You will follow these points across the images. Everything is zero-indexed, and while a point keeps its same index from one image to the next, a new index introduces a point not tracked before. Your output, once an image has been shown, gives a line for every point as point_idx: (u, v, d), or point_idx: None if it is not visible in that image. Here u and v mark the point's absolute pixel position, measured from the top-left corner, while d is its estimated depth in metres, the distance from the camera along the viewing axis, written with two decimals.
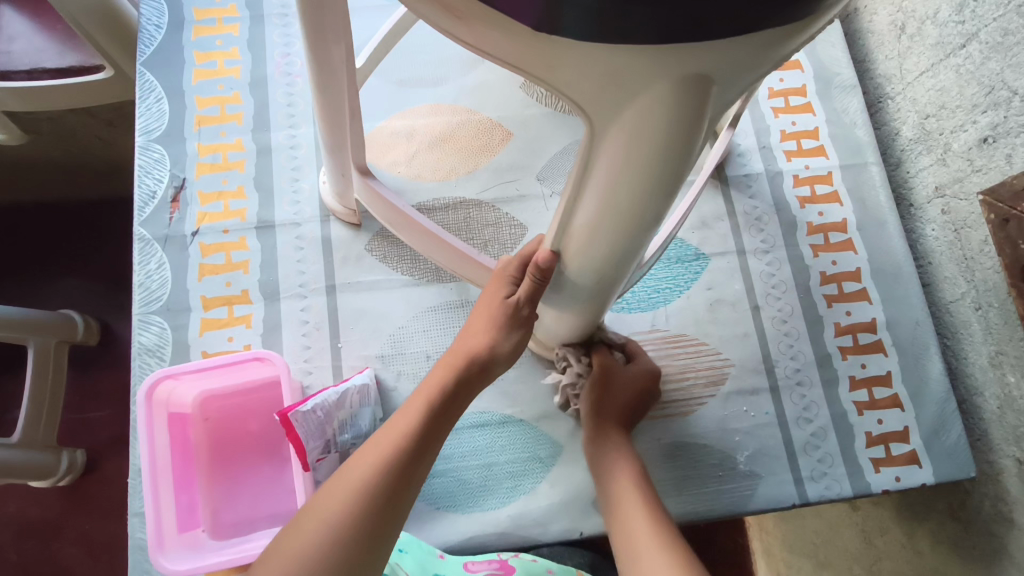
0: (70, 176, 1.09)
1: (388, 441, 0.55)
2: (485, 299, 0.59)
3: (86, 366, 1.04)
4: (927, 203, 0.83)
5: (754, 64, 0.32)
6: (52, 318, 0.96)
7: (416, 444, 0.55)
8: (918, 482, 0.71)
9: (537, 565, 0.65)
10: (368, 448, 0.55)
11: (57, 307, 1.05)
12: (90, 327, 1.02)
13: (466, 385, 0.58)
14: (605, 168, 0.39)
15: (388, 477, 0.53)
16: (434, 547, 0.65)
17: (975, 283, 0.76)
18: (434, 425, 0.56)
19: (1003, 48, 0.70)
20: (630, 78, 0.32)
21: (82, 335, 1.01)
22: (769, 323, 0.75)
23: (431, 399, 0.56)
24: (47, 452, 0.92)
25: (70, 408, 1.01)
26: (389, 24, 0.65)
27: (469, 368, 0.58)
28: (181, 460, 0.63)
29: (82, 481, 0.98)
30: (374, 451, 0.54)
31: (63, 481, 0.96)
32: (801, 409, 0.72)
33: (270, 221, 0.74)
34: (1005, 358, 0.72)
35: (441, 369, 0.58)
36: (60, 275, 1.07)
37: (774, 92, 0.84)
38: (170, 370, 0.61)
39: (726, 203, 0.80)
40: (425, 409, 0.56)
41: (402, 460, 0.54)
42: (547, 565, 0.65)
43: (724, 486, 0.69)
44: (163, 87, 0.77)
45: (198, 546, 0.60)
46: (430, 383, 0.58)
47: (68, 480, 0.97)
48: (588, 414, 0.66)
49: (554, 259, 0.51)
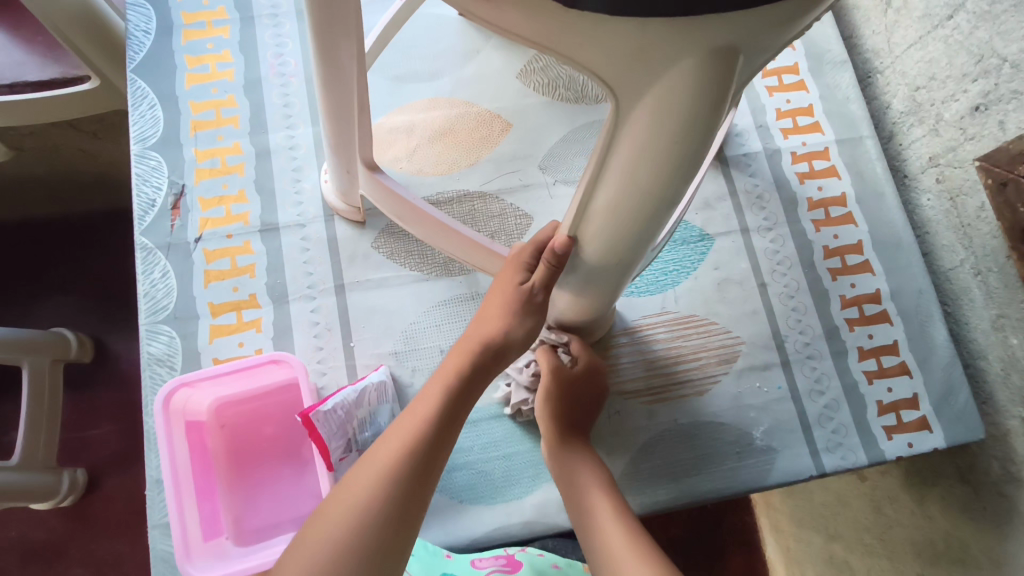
0: (54, 193, 1.08)
1: (410, 426, 0.54)
2: (501, 282, 0.59)
3: (83, 383, 1.02)
4: (922, 173, 0.84)
5: (778, 35, 0.32)
6: (45, 337, 0.94)
7: (439, 426, 0.55)
8: (930, 446, 0.72)
9: (543, 560, 0.63)
10: (391, 434, 0.55)
11: (49, 325, 1.03)
12: (83, 344, 1.00)
13: (480, 371, 0.58)
14: (628, 146, 0.39)
15: (412, 460, 0.52)
16: (439, 548, 0.64)
17: (973, 249, 0.77)
18: (453, 410, 0.56)
19: (991, 17, 0.71)
20: (656, 51, 0.32)
21: (77, 352, 0.99)
22: (777, 299, 0.76)
23: (448, 382, 0.57)
24: (48, 474, 0.91)
25: (68, 427, 0.99)
26: (386, 17, 0.64)
27: (487, 348, 0.58)
28: (200, 468, 0.62)
29: (85, 501, 0.96)
30: (397, 435, 0.54)
31: (65, 502, 0.94)
32: (813, 382, 0.73)
33: (274, 223, 0.73)
34: (1008, 320, 0.74)
35: (455, 356, 0.58)
36: (50, 293, 1.04)
37: (767, 71, 0.85)
38: (186, 378, 0.59)
39: (727, 182, 0.80)
40: (445, 393, 0.56)
41: (429, 444, 0.54)
42: (552, 560, 0.64)
43: (742, 462, 0.70)
44: (155, 93, 0.76)
45: (224, 554, 0.59)
46: (445, 368, 0.58)
47: (71, 501, 0.95)
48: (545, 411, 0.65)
49: (570, 244, 0.51)
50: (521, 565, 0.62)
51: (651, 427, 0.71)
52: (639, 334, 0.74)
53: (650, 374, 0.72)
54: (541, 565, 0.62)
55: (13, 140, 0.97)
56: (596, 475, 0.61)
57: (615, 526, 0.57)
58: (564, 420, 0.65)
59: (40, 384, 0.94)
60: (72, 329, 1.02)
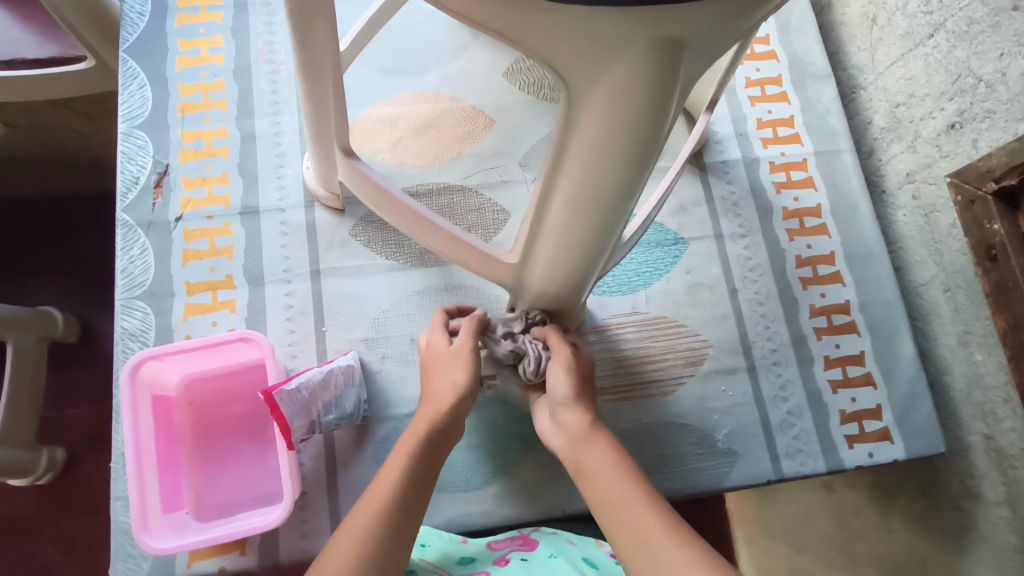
0: (46, 172, 1.08)
1: (374, 503, 0.52)
2: (430, 373, 0.61)
3: (66, 362, 1.03)
4: (898, 189, 0.85)
5: (725, 30, 0.33)
6: (30, 314, 0.94)
7: (408, 497, 0.54)
8: (889, 457, 0.73)
9: (557, 536, 0.65)
10: (358, 511, 0.52)
11: (36, 303, 1.04)
12: (70, 323, 1.01)
13: (448, 427, 0.59)
14: (585, 137, 0.39)
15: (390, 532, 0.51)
16: (453, 535, 0.65)
17: (943, 265, 0.78)
18: (421, 483, 0.55)
19: (969, 37, 0.72)
20: (604, 43, 0.33)
21: (61, 331, 1.00)
22: (746, 305, 0.77)
23: (411, 459, 0.56)
24: (26, 450, 0.92)
25: (49, 406, 1.00)
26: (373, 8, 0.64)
27: (445, 421, 0.58)
28: (165, 442, 0.64)
29: (62, 480, 0.97)
30: (362, 512, 0.52)
31: (42, 479, 0.95)
32: (777, 388, 0.74)
33: (254, 207, 0.74)
34: (974, 337, 0.75)
35: (420, 416, 0.59)
36: (33, 274, 1.06)
37: (750, 81, 0.86)
38: (154, 352, 0.60)
39: (703, 188, 0.81)
40: (406, 467, 0.55)
41: (402, 518, 0.52)
42: (567, 536, 0.65)
43: (703, 464, 0.71)
44: (146, 74, 0.77)
45: (182, 527, 0.60)
46: (403, 449, 0.57)
47: (47, 478, 0.96)
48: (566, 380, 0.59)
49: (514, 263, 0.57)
50: (538, 544, 0.63)
51: (614, 425, 0.72)
52: (608, 332, 0.75)
53: (617, 373, 0.73)
54: (557, 543, 0.63)
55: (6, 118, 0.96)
56: (607, 463, 0.54)
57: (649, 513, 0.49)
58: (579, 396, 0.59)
59: (23, 362, 0.95)
60: (58, 308, 1.03)
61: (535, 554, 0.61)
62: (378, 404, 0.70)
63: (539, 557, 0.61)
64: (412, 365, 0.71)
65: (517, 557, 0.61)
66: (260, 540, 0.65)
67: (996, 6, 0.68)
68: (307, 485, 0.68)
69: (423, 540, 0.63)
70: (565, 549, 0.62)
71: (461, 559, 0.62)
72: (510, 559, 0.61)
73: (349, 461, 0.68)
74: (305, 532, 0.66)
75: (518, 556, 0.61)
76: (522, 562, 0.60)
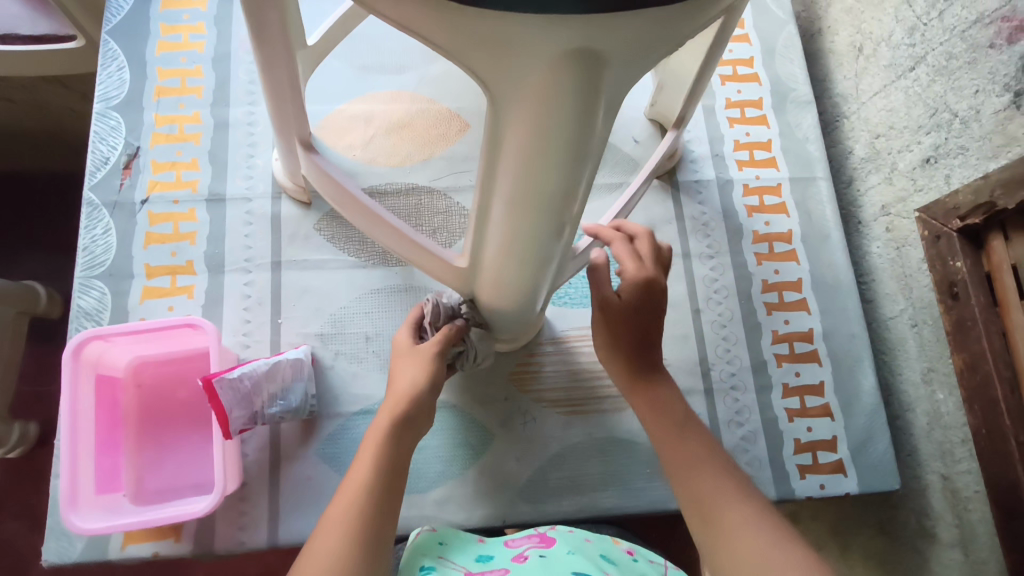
0: (42, 148, 1.08)
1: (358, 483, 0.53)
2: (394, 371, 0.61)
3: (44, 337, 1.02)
4: (873, 221, 0.83)
5: (643, 44, 0.33)
6: (17, 288, 0.93)
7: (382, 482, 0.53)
8: (842, 491, 0.72)
9: (574, 534, 0.62)
10: (353, 476, 0.53)
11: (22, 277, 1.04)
12: (54, 298, 0.99)
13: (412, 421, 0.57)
14: (514, 144, 0.39)
15: (370, 514, 0.51)
16: (471, 536, 0.62)
17: (912, 300, 0.76)
18: (393, 467, 0.54)
19: (948, 72, 0.70)
20: (521, 47, 0.32)
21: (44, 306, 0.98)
22: (709, 327, 0.76)
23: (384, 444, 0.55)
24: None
25: (26, 380, 0.99)
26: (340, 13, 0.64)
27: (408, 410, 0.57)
28: (107, 422, 0.63)
29: (34, 454, 0.96)
30: (359, 479, 0.53)
31: (12, 452, 0.93)
32: (732, 412, 0.74)
33: (221, 194, 0.74)
34: (937, 374, 0.73)
35: (385, 410, 0.57)
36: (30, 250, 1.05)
37: (731, 102, 0.86)
38: (100, 331, 0.60)
39: (675, 206, 0.81)
40: (378, 453, 0.54)
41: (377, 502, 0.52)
42: (584, 535, 0.62)
43: (651, 483, 0.70)
44: (126, 56, 0.78)
45: (115, 509, 0.60)
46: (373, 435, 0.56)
47: (18, 451, 0.93)
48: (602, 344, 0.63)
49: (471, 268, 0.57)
50: (555, 541, 0.59)
51: (565, 438, 0.71)
52: (565, 344, 0.74)
53: (571, 386, 0.73)
54: (575, 542, 0.59)
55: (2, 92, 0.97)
56: (671, 433, 0.57)
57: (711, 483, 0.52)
58: (622, 354, 0.61)
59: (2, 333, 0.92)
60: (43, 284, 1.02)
61: (552, 551, 0.57)
62: (327, 400, 0.69)
63: (557, 554, 0.57)
64: (364, 363, 0.71)
65: (534, 553, 0.57)
66: (196, 528, 0.65)
67: (974, 41, 0.66)
68: (248, 476, 0.67)
69: (440, 539, 0.60)
70: (584, 547, 0.59)
71: (479, 556, 0.58)
72: (528, 555, 0.57)
73: (293, 455, 0.67)
74: (242, 523, 0.65)
75: (535, 553, 0.58)
76: (540, 559, 0.56)
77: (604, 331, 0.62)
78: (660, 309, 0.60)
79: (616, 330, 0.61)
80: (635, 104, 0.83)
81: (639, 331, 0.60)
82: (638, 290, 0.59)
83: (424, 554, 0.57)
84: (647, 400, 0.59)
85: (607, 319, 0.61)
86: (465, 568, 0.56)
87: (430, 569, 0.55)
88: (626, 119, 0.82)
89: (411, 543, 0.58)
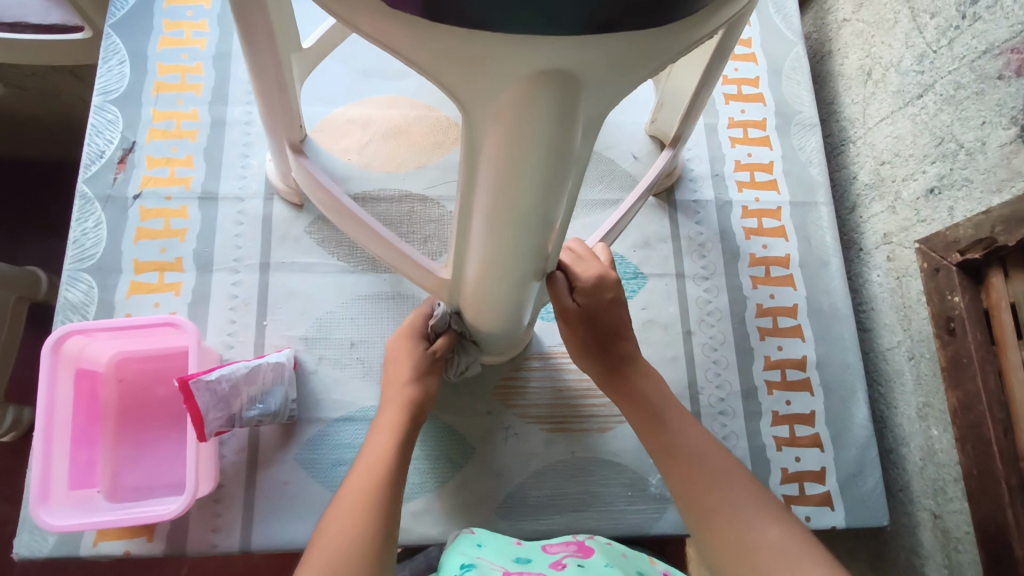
0: (53, 135, 1.03)
1: (373, 464, 0.55)
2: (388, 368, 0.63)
3: (45, 324, 0.98)
4: (875, 249, 0.80)
5: (621, 65, 0.32)
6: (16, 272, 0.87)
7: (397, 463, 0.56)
8: (828, 524, 0.70)
9: (613, 547, 0.62)
10: (356, 474, 0.54)
11: (26, 263, 0.99)
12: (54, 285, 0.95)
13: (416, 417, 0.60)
14: (492, 158, 0.38)
15: (383, 488, 0.53)
16: (508, 538, 0.63)
17: (910, 332, 0.73)
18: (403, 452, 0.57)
19: (955, 102, 0.67)
20: (494, 64, 0.31)
21: (45, 292, 0.93)
22: (699, 349, 0.75)
23: (399, 429, 0.58)
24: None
25: (23, 365, 0.96)
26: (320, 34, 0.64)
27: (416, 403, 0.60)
28: (85, 417, 0.63)
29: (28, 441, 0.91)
30: (362, 475, 0.54)
31: (6, 437, 0.87)
32: (719, 438, 0.72)
33: (214, 192, 0.74)
34: (931, 410, 0.70)
35: (392, 404, 0.60)
36: (36, 237, 1.01)
37: (734, 122, 0.85)
38: (81, 326, 0.60)
39: (671, 225, 0.80)
40: (395, 437, 0.57)
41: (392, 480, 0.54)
42: (622, 548, 0.62)
43: (633, 506, 0.69)
44: (127, 50, 0.78)
45: (86, 505, 0.60)
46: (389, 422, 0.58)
47: (11, 438, 0.88)
48: (570, 341, 0.61)
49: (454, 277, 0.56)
50: (592, 552, 0.60)
51: (546, 455, 0.70)
52: (552, 360, 0.73)
53: (555, 404, 0.72)
54: (611, 555, 0.60)
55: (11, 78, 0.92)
56: (650, 417, 0.57)
57: (699, 454, 0.54)
58: (590, 349, 0.60)
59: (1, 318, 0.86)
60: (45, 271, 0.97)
61: (590, 562, 0.58)
62: (307, 405, 0.68)
63: (594, 565, 0.58)
64: (348, 369, 0.70)
65: (573, 562, 0.58)
66: (169, 529, 0.64)
67: (983, 72, 0.64)
68: (225, 478, 0.66)
69: (479, 539, 0.61)
70: (619, 561, 0.60)
71: (517, 558, 0.59)
72: (566, 563, 0.58)
73: (270, 460, 0.66)
74: (215, 526, 0.64)
75: (574, 562, 0.59)
76: (579, 569, 0.57)
77: (571, 338, 0.61)
78: (617, 303, 0.60)
79: (582, 335, 0.60)
80: (636, 120, 0.82)
81: (604, 329, 0.60)
82: (593, 290, 0.58)
83: (463, 552, 0.58)
84: (625, 389, 0.59)
85: (569, 326, 0.60)
86: (504, 570, 0.57)
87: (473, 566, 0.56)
88: (626, 135, 0.82)
89: (452, 541, 0.59)
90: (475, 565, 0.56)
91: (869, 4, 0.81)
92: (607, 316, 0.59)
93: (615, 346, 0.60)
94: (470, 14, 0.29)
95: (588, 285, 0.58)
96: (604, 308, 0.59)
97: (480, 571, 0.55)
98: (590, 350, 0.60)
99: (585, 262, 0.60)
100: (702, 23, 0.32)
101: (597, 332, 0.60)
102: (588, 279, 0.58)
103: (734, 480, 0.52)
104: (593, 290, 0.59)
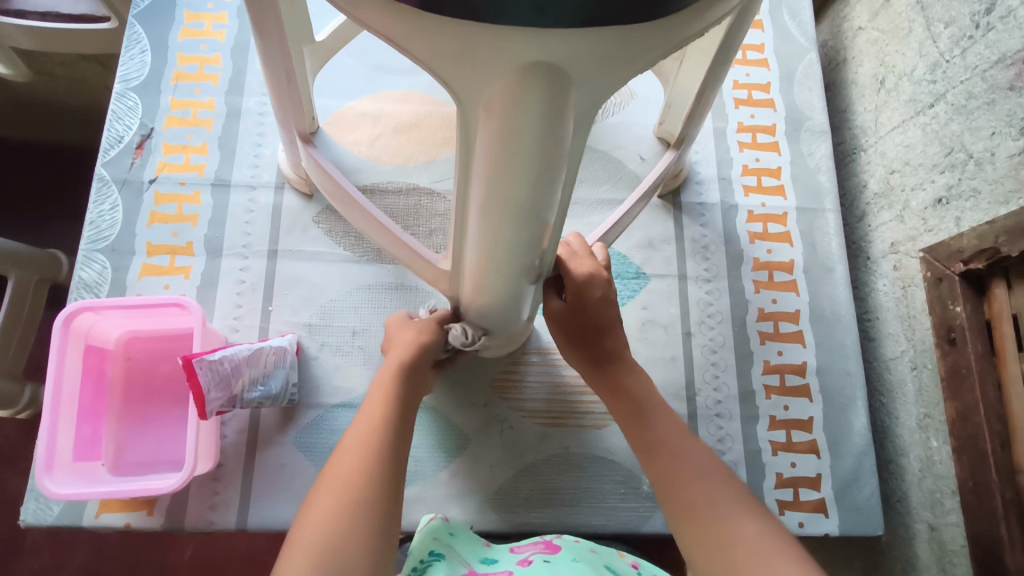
0: (80, 122, 1.06)
1: (374, 413, 0.54)
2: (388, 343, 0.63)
3: (64, 305, 1.00)
4: (882, 258, 0.79)
5: (610, 61, 0.33)
6: (35, 253, 0.89)
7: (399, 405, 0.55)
8: (822, 531, 0.70)
9: (580, 544, 0.61)
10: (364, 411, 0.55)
11: (49, 246, 1.02)
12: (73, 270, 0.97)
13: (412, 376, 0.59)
14: (486, 147, 0.39)
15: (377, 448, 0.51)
16: (478, 538, 0.63)
17: (913, 342, 0.72)
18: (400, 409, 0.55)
19: (966, 111, 0.67)
20: (483, 54, 0.32)
21: (65, 275, 0.95)
22: (698, 351, 0.75)
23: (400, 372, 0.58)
24: (10, 382, 0.85)
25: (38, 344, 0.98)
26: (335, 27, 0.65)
27: (422, 351, 0.61)
28: (92, 392, 0.65)
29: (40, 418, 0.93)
30: (374, 406, 0.55)
31: (23, 413, 0.89)
32: (715, 440, 0.72)
33: (226, 180, 0.76)
34: (932, 421, 0.69)
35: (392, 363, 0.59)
36: (59, 221, 1.04)
37: (743, 126, 0.85)
38: (91, 303, 0.61)
39: (675, 226, 0.80)
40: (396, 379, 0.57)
41: (398, 417, 0.54)
42: (590, 545, 0.61)
43: (624, 504, 0.69)
44: (149, 40, 0.80)
45: (88, 477, 0.61)
46: (392, 360, 0.59)
47: (27, 414, 0.90)
48: (561, 334, 0.62)
49: (454, 266, 0.56)
50: (560, 548, 0.59)
51: (540, 449, 0.70)
52: (551, 356, 0.74)
53: (552, 399, 0.72)
54: (580, 551, 0.59)
55: (43, 67, 0.95)
56: (630, 410, 0.58)
57: (684, 444, 0.55)
58: (579, 342, 0.61)
59: (21, 298, 0.89)
60: (66, 254, 0.99)
61: (557, 556, 0.57)
62: (308, 390, 0.70)
63: (561, 560, 0.56)
64: (348, 357, 0.71)
65: (539, 558, 0.57)
66: (168, 504, 0.65)
67: (993, 83, 0.63)
68: (225, 457, 0.67)
69: (451, 531, 0.62)
70: (587, 556, 0.58)
71: (484, 558, 0.59)
72: (533, 559, 0.57)
73: (269, 442, 0.68)
74: (213, 503, 0.66)
75: (540, 558, 0.57)
76: (545, 564, 0.56)
77: (559, 334, 0.62)
78: (608, 301, 0.60)
79: (571, 328, 0.60)
80: (644, 122, 0.83)
81: (593, 325, 0.60)
82: (581, 286, 0.58)
83: (433, 539, 0.60)
84: (612, 380, 0.60)
85: (561, 321, 0.61)
86: (468, 565, 0.57)
87: (439, 555, 0.57)
88: (633, 136, 0.82)
89: (422, 531, 0.60)
90: (444, 555, 0.57)
91: (885, 12, 0.80)
92: (598, 314, 0.59)
93: (605, 343, 0.60)
94: (466, 6, 0.30)
95: (578, 280, 0.58)
96: (593, 308, 0.59)
97: (446, 561, 0.56)
98: (578, 344, 0.61)
99: (579, 259, 0.59)
100: (690, 22, 0.33)
101: (584, 326, 0.60)
102: (578, 273, 0.58)
103: (714, 476, 0.52)
104: (586, 284, 0.58)
